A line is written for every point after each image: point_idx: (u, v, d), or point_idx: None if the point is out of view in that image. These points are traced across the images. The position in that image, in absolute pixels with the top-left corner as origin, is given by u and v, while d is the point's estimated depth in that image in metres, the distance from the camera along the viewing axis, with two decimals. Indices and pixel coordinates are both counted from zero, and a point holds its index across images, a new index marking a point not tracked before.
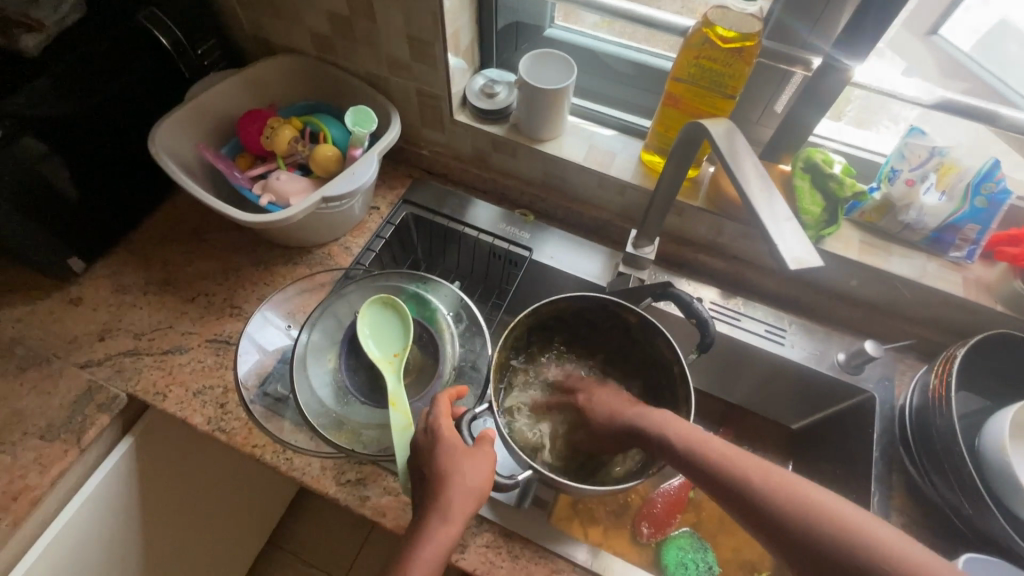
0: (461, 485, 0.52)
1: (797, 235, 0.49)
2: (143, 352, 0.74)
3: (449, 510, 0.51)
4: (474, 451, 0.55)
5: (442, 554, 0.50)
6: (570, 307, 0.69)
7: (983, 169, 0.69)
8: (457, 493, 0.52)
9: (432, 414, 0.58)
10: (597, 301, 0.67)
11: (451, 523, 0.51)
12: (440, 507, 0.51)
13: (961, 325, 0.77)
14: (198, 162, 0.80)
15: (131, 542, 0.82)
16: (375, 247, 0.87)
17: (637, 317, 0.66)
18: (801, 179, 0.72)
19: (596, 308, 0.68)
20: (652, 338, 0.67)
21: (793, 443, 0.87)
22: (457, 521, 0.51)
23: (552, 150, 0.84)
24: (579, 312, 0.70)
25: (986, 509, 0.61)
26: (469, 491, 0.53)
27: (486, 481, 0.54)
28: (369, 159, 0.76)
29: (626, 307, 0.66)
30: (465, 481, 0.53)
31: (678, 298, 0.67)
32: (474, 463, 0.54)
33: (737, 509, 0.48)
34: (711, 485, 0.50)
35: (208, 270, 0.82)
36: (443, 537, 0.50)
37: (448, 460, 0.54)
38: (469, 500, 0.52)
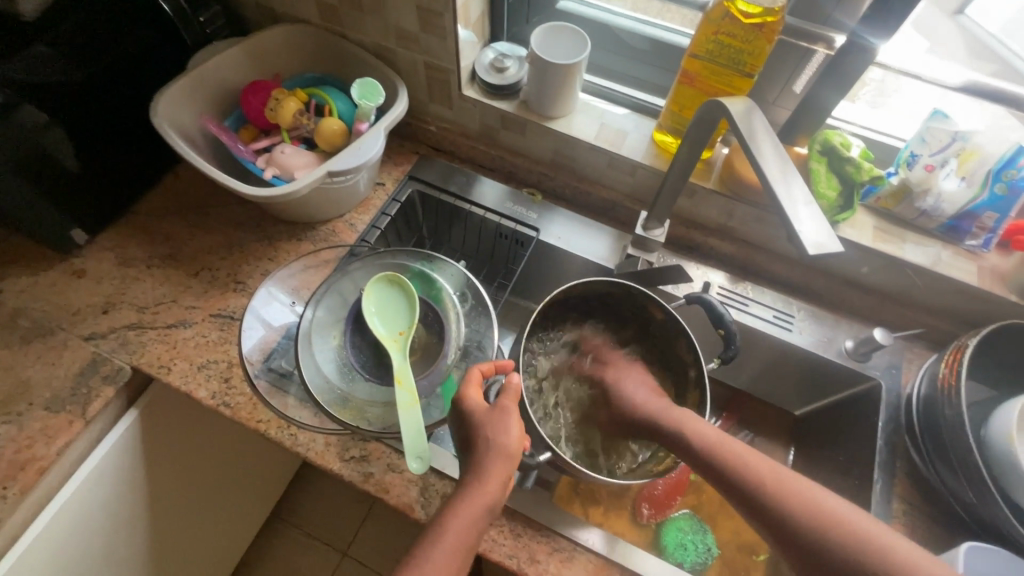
0: (492, 445, 0.53)
1: (815, 218, 0.47)
2: (147, 325, 0.74)
3: (483, 470, 0.52)
4: (503, 412, 0.56)
5: (480, 512, 0.51)
6: (597, 290, 0.73)
7: (1005, 156, 0.67)
8: (489, 453, 0.53)
9: (466, 378, 0.60)
10: (626, 290, 0.71)
11: (487, 482, 0.52)
12: (475, 467, 0.53)
13: (972, 314, 0.76)
14: (201, 133, 0.79)
15: (139, 512, 0.83)
16: (380, 225, 0.85)
17: (664, 314, 0.70)
18: (818, 162, 0.71)
19: (624, 297, 0.72)
20: (674, 337, 0.70)
21: (796, 429, 0.87)
22: (493, 480, 0.52)
23: (563, 128, 0.82)
24: (603, 296, 0.73)
25: (990, 499, 0.61)
26: (501, 450, 0.53)
27: (519, 439, 0.54)
28: (375, 134, 0.74)
29: (654, 303, 0.70)
30: (498, 442, 0.54)
31: (706, 304, 0.69)
32: (503, 422, 0.55)
33: (752, 512, 0.50)
34: (729, 487, 0.52)
35: (211, 245, 0.82)
36: (478, 495, 0.51)
37: (476, 423, 0.55)
38: (503, 460, 0.53)
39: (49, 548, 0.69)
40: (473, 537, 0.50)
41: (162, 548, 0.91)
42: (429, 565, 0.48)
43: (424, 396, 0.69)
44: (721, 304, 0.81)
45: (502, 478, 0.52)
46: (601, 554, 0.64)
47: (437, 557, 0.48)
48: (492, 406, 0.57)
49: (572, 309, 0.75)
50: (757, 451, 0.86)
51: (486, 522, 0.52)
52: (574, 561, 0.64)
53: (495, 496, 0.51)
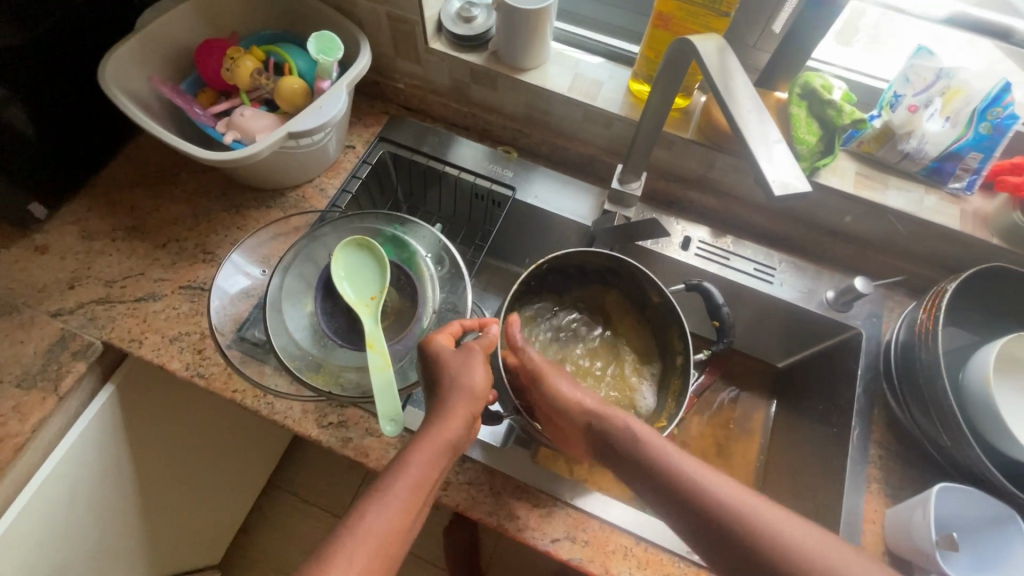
0: (456, 385, 0.56)
1: (782, 155, 0.45)
2: (115, 300, 0.72)
3: (446, 408, 0.55)
4: (469, 354, 0.58)
5: (442, 447, 0.53)
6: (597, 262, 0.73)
7: (990, 94, 0.65)
8: (453, 392, 0.55)
9: (440, 328, 0.61)
10: (628, 270, 0.71)
11: (451, 418, 0.54)
12: (440, 406, 0.55)
13: (953, 260, 0.75)
14: (156, 98, 0.75)
15: (128, 486, 0.83)
16: (351, 188, 0.83)
17: (661, 298, 0.69)
18: (798, 107, 0.68)
19: (629, 277, 0.72)
20: (668, 324, 0.71)
21: (779, 381, 0.87)
22: (457, 416, 0.54)
23: (535, 80, 0.78)
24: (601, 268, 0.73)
25: (963, 441, 0.61)
26: (465, 389, 0.56)
27: (484, 380, 0.57)
28: (338, 92, 0.71)
29: (654, 289, 0.70)
30: (463, 382, 0.56)
31: (701, 291, 0.70)
32: (469, 363, 0.57)
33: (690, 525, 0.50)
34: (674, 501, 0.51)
35: (178, 215, 0.79)
36: (440, 431, 0.53)
37: (441, 364, 0.57)
38: (466, 399, 0.55)
39: (37, 524, 0.69)
40: (436, 470, 0.53)
41: (157, 520, 0.92)
42: (391, 495, 0.50)
43: (399, 361, 0.68)
44: (701, 259, 0.79)
45: (465, 415, 0.55)
46: (580, 508, 0.64)
47: (398, 487, 0.50)
48: (459, 349, 0.59)
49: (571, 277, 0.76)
50: (740, 405, 0.87)
51: (448, 458, 0.54)
52: (555, 516, 0.64)
53: (457, 432, 0.54)
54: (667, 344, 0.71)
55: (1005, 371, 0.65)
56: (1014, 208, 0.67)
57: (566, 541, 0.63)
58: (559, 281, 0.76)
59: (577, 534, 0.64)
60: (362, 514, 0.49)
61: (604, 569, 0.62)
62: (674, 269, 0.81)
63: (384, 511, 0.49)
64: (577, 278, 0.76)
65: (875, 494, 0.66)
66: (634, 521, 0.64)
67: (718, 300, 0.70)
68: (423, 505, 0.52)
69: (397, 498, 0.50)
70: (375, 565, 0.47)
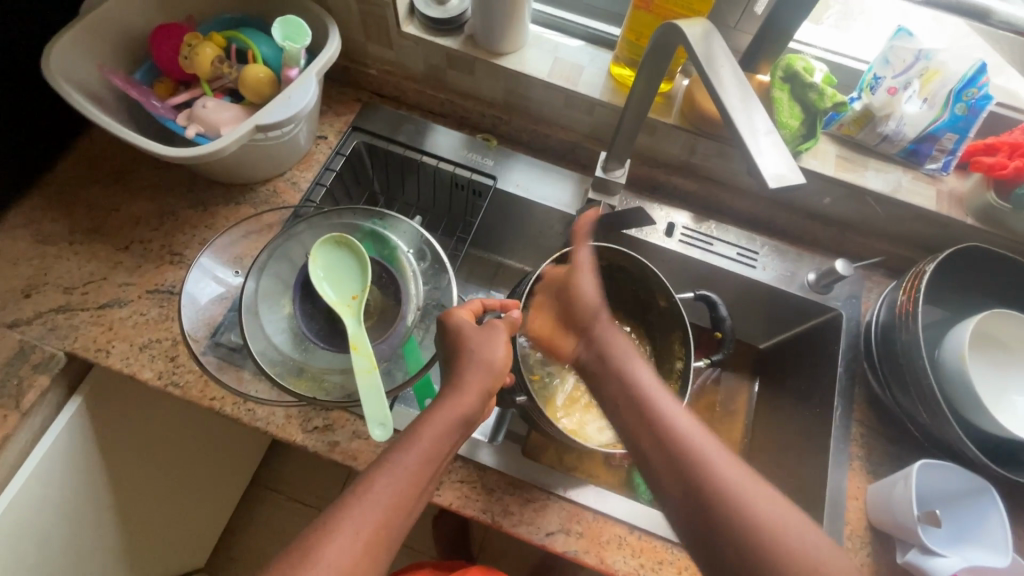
0: (476, 359, 0.55)
1: (775, 147, 0.45)
2: (77, 307, 0.68)
3: (463, 381, 0.54)
4: (491, 331, 0.57)
5: (456, 421, 0.52)
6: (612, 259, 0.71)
7: (967, 75, 0.66)
8: (472, 366, 0.55)
9: (460, 303, 0.61)
10: (640, 270, 0.70)
11: (467, 392, 0.53)
12: (456, 379, 0.54)
13: (930, 239, 0.76)
14: (109, 90, 0.70)
15: (102, 499, 0.79)
16: (325, 181, 0.79)
17: (668, 303, 0.70)
18: (780, 90, 0.67)
19: (638, 276, 0.72)
20: (670, 325, 0.71)
21: (760, 362, 0.88)
22: (473, 390, 0.53)
23: (514, 64, 0.76)
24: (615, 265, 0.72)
25: (941, 417, 0.63)
26: (484, 365, 0.55)
27: (504, 358, 0.56)
28: (308, 81, 0.67)
29: (662, 292, 0.70)
30: (483, 356, 0.55)
31: (707, 301, 0.75)
32: (489, 340, 0.56)
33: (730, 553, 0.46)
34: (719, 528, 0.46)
35: (140, 214, 0.74)
36: (455, 405, 0.52)
37: (462, 338, 0.56)
38: (485, 374, 0.55)
39: (8, 545, 0.66)
40: (447, 444, 0.52)
41: (137, 529, 0.89)
42: (401, 468, 0.49)
43: (385, 361, 0.66)
44: (684, 245, 0.79)
45: (483, 390, 0.54)
46: (573, 501, 0.64)
47: (407, 459, 0.49)
48: (481, 326, 0.58)
49: None
50: (723, 386, 0.87)
51: (462, 432, 0.53)
52: (548, 510, 0.64)
53: (472, 407, 0.53)
54: (666, 345, 0.72)
55: (980, 348, 0.68)
56: (988, 188, 0.69)
57: (560, 534, 0.63)
58: None
59: (572, 526, 0.64)
60: (370, 485, 0.47)
61: (600, 559, 0.62)
62: (660, 256, 0.81)
63: (392, 484, 0.48)
64: None
65: (857, 470, 0.68)
66: (626, 511, 0.64)
67: (721, 312, 0.75)
68: (431, 479, 0.50)
69: (407, 471, 0.49)
70: (381, 534, 0.46)
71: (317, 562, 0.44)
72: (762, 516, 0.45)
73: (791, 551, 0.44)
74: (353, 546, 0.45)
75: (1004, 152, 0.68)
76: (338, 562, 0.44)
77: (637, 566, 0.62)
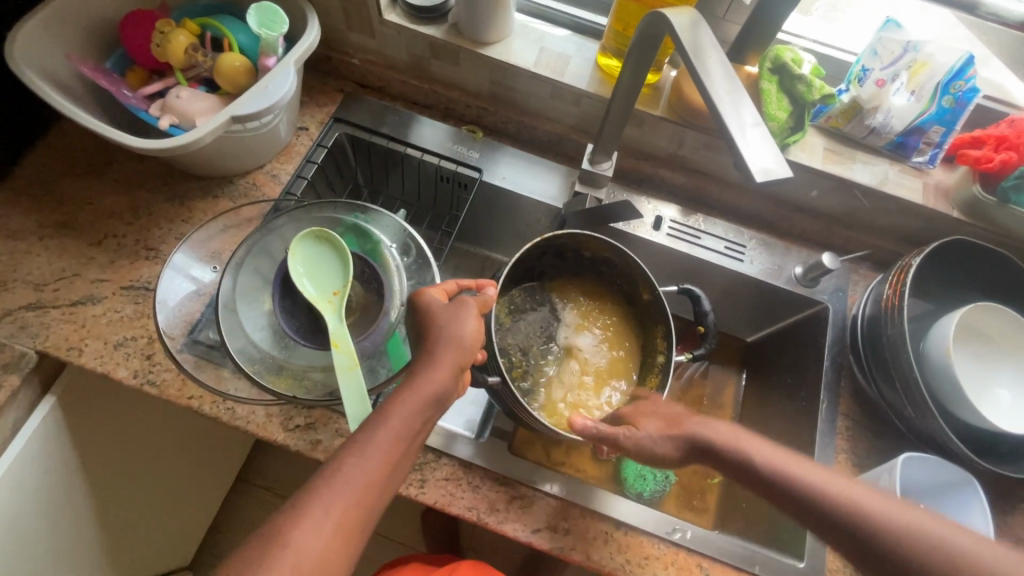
0: (445, 336, 0.53)
1: (763, 139, 0.44)
2: (47, 305, 0.65)
3: (433, 358, 0.52)
4: (461, 307, 0.56)
5: (427, 399, 0.50)
6: (601, 251, 0.70)
7: (955, 67, 0.65)
8: (440, 343, 0.53)
9: (434, 283, 0.60)
10: (625, 262, 0.69)
11: (436, 370, 0.52)
12: (425, 355, 0.53)
13: (916, 233, 0.76)
14: (78, 79, 0.67)
15: (80, 500, 0.77)
16: (307, 174, 0.77)
17: (652, 297, 0.69)
18: (769, 81, 0.67)
19: (623, 268, 0.70)
20: (654, 324, 0.70)
21: (747, 355, 0.88)
22: (442, 367, 0.52)
23: (499, 54, 0.74)
24: (603, 257, 0.71)
25: (925, 410, 0.63)
26: (455, 342, 0.53)
27: (474, 334, 0.54)
28: (285, 70, 0.65)
29: (646, 286, 0.69)
30: (452, 333, 0.54)
31: (690, 294, 0.73)
32: (459, 317, 0.55)
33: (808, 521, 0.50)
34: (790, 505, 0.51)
35: (113, 208, 0.72)
36: (425, 382, 0.51)
37: (431, 316, 0.55)
38: (454, 350, 0.53)
39: None
40: (416, 423, 0.50)
41: (119, 527, 0.88)
42: (369, 448, 0.47)
43: (368, 358, 0.65)
44: (672, 239, 0.78)
45: (452, 366, 0.52)
46: (558, 497, 0.64)
47: (376, 439, 0.48)
48: (451, 303, 0.57)
49: (565, 262, 0.73)
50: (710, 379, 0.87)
51: (432, 411, 0.51)
52: (534, 506, 0.64)
53: (442, 385, 0.51)
54: (650, 345, 0.71)
55: (965, 341, 0.68)
56: (974, 181, 0.69)
57: (546, 530, 0.63)
58: (554, 263, 0.73)
59: (558, 523, 0.63)
60: (337, 468, 0.46)
61: (586, 556, 0.62)
62: (647, 250, 0.80)
63: (360, 465, 0.46)
64: (571, 260, 0.73)
65: (843, 464, 0.68)
66: (612, 507, 0.64)
67: (705, 306, 0.73)
68: (402, 460, 0.49)
69: (375, 451, 0.47)
70: (350, 516, 0.45)
71: (285, 547, 0.43)
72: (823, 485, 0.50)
73: (874, 516, 0.48)
74: (320, 529, 0.44)
75: (990, 145, 0.67)
76: (305, 547, 0.43)
77: (624, 562, 0.62)
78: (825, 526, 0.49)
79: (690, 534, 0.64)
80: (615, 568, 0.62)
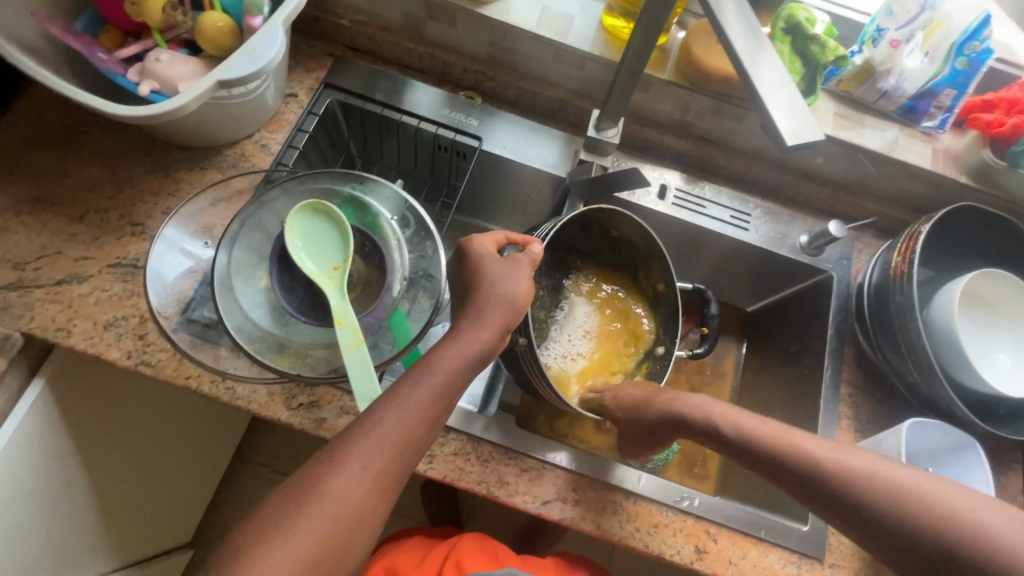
0: (495, 294, 0.52)
1: (791, 100, 0.42)
2: (30, 285, 0.62)
3: (480, 313, 0.51)
4: (514, 265, 0.54)
5: (465, 357, 0.49)
6: (623, 233, 0.68)
7: (971, 27, 0.64)
8: (490, 302, 0.51)
9: (484, 233, 0.58)
10: (650, 247, 0.67)
11: (484, 329, 0.50)
12: (472, 311, 0.51)
13: (922, 200, 0.76)
14: (46, 41, 0.61)
15: (75, 482, 0.75)
16: (298, 143, 0.74)
17: (665, 286, 0.69)
18: (782, 42, 0.64)
19: (643, 252, 0.69)
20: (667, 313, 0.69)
21: (747, 325, 0.88)
22: (490, 327, 0.50)
23: (499, 14, 0.71)
24: (626, 237, 0.69)
25: (932, 377, 0.64)
26: (505, 301, 0.52)
27: (526, 294, 0.53)
28: (274, 31, 0.59)
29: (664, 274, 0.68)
30: (502, 291, 0.52)
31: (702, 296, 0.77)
32: (514, 274, 0.53)
33: (789, 485, 0.50)
34: (770, 470, 0.51)
35: (93, 180, 0.68)
36: (469, 337, 0.50)
37: (481, 269, 0.53)
38: (503, 310, 0.51)
39: None
40: (454, 386, 0.48)
41: (120, 506, 0.87)
42: (411, 399, 0.46)
43: (371, 334, 0.63)
44: (678, 208, 0.77)
45: (500, 326, 0.51)
46: (571, 471, 0.64)
47: (419, 394, 0.47)
48: (502, 259, 0.55)
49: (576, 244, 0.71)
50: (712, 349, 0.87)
51: (474, 369, 0.50)
52: (545, 478, 0.64)
53: (488, 342, 0.50)
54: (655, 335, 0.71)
55: (968, 307, 0.68)
56: (984, 145, 0.68)
57: (556, 501, 0.63)
58: (573, 239, 0.71)
59: (568, 494, 0.63)
60: (381, 418, 0.45)
61: (596, 525, 0.62)
62: (653, 220, 0.78)
63: (401, 416, 0.45)
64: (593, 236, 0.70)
65: (846, 430, 0.69)
66: (623, 478, 0.64)
67: (711, 308, 0.76)
68: (440, 418, 0.48)
69: (416, 404, 0.46)
70: (389, 464, 0.44)
71: (318, 491, 0.42)
72: (772, 435, 0.52)
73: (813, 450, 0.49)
74: (360, 481, 0.43)
75: (1001, 109, 0.66)
76: (345, 495, 0.42)
77: (633, 530, 0.63)
78: (790, 480, 0.50)
79: (698, 501, 0.64)
80: (625, 536, 0.62)
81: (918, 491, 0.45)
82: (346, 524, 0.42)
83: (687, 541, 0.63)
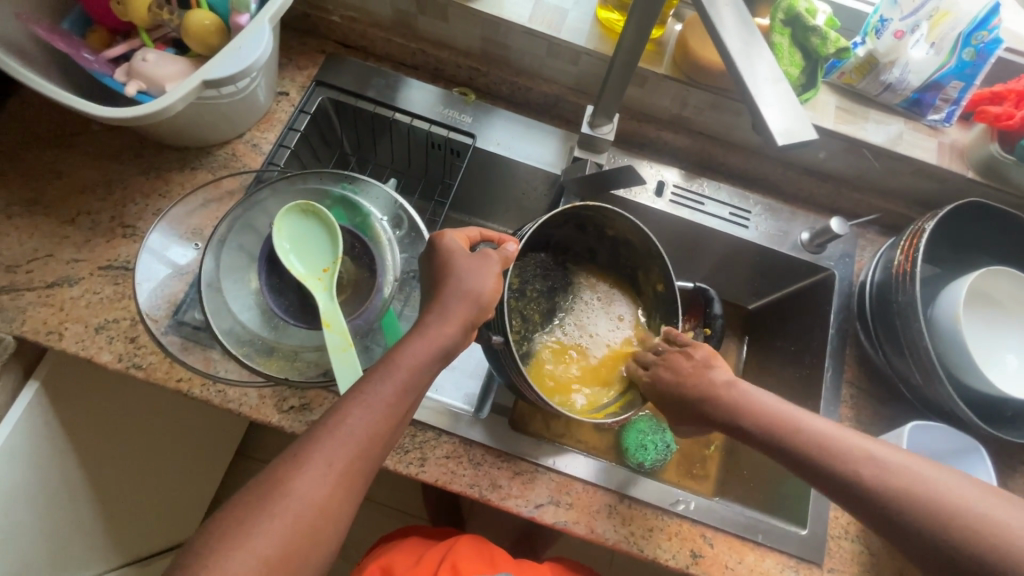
0: (461, 289, 0.51)
1: (785, 97, 0.41)
2: (21, 287, 0.61)
3: (443, 309, 0.50)
4: (483, 259, 0.53)
5: (435, 354, 0.48)
6: (618, 232, 0.67)
7: (979, 16, 0.61)
8: (455, 297, 0.50)
9: (456, 227, 0.57)
10: (645, 243, 0.65)
11: (447, 324, 0.49)
12: (437, 306, 0.50)
13: (928, 195, 0.74)
14: (33, 42, 0.61)
15: (74, 482, 0.76)
16: (289, 143, 0.73)
17: (665, 286, 0.66)
18: (781, 35, 0.62)
19: (642, 252, 0.67)
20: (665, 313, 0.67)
21: (748, 323, 0.87)
22: (453, 322, 0.50)
23: (492, 9, 0.70)
24: (621, 235, 0.67)
25: (935, 379, 0.62)
26: (470, 297, 0.51)
27: (493, 291, 0.52)
28: (260, 29, 0.58)
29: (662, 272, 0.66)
30: (469, 288, 0.51)
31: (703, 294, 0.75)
32: (480, 269, 0.52)
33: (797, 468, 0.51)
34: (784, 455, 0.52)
35: (85, 182, 0.68)
36: (431, 334, 0.49)
37: (448, 263, 0.52)
38: (467, 305, 0.50)
39: None
40: (420, 381, 0.48)
41: (119, 505, 0.87)
42: (376, 397, 0.45)
43: (361, 336, 0.62)
44: (676, 205, 0.75)
45: (463, 321, 0.50)
46: (563, 473, 0.63)
47: (382, 390, 0.46)
48: (471, 254, 0.54)
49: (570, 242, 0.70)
50: None
51: (439, 366, 0.49)
52: (538, 482, 0.63)
53: (451, 338, 0.49)
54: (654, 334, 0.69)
55: (973, 307, 0.66)
56: (991, 140, 0.66)
57: (549, 505, 0.62)
58: (568, 237, 0.69)
59: (562, 497, 0.63)
60: (344, 416, 0.44)
61: (590, 529, 0.62)
62: (650, 218, 0.77)
63: (366, 416, 0.45)
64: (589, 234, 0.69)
65: None
66: (618, 481, 0.63)
67: (715, 308, 0.74)
68: (405, 415, 0.48)
69: (382, 402, 0.45)
70: (356, 464, 0.44)
71: (301, 499, 0.42)
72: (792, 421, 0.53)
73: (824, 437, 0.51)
74: (325, 480, 0.42)
75: (1010, 101, 0.64)
76: (318, 495, 0.42)
77: (628, 534, 0.62)
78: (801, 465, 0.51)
79: (694, 505, 0.63)
80: (619, 540, 0.61)
81: (923, 485, 0.46)
82: (319, 524, 0.42)
83: (682, 545, 0.62)
